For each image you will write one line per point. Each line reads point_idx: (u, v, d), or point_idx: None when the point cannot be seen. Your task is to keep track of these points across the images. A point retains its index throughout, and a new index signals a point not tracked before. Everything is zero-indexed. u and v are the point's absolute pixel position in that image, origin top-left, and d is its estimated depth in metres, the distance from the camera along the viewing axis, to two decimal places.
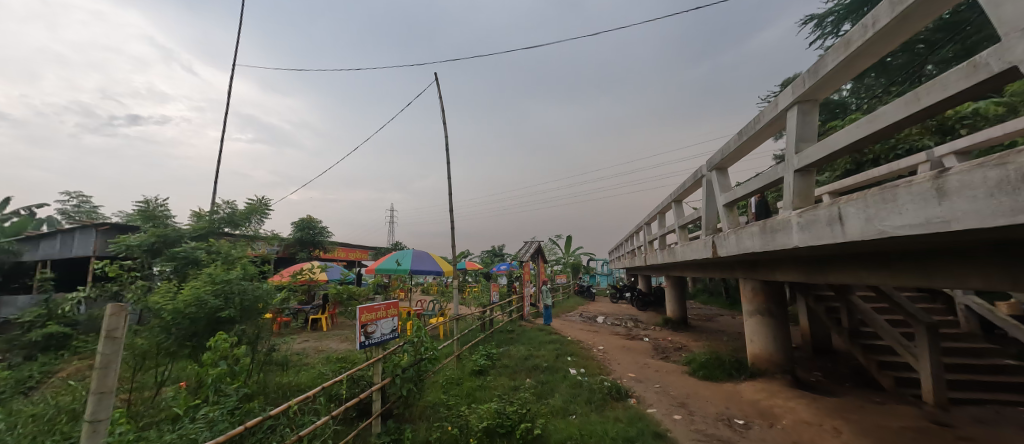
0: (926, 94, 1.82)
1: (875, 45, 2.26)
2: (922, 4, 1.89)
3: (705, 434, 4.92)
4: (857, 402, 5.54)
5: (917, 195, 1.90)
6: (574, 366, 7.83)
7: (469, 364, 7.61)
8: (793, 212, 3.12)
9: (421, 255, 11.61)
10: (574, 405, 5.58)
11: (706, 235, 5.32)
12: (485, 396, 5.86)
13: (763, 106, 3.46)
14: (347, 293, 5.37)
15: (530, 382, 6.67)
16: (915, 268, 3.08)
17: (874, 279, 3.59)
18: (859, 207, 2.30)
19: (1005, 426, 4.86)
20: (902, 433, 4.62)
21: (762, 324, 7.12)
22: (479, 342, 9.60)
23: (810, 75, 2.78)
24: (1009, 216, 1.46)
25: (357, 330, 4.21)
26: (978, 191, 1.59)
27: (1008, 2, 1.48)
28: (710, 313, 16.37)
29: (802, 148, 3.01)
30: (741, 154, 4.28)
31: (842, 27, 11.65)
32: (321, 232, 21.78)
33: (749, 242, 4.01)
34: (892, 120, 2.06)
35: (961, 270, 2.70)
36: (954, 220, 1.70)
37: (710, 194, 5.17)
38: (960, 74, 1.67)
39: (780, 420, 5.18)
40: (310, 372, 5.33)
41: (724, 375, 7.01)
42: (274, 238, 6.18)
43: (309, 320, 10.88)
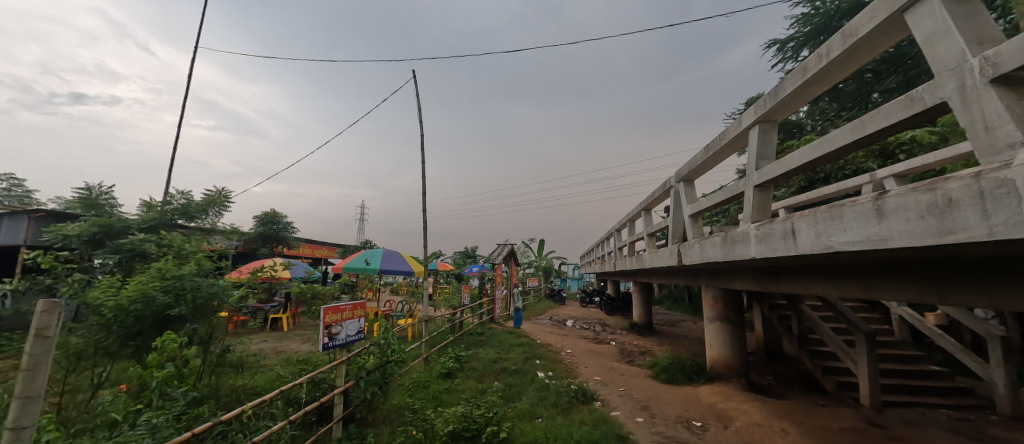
0: (869, 122, 1.99)
1: (828, 73, 2.43)
2: (868, 39, 2.06)
3: (665, 436, 5.09)
4: (804, 405, 5.89)
5: (860, 214, 2.05)
6: (542, 369, 7.89)
7: (436, 366, 7.52)
8: (752, 225, 3.30)
9: (391, 254, 11.35)
10: (540, 408, 5.63)
11: (672, 243, 5.51)
12: (453, 399, 5.80)
13: (728, 124, 3.66)
14: (310, 293, 5.14)
15: (499, 385, 6.66)
16: (856, 281, 3.33)
17: (821, 290, 3.85)
18: (810, 223, 2.46)
19: (930, 427, 5.30)
20: (841, 433, 4.95)
21: (721, 330, 7.46)
22: (448, 344, 9.49)
23: (771, 97, 2.97)
24: (937, 237, 1.61)
25: (320, 331, 4.07)
26: (911, 213, 1.74)
27: (940, 43, 1.63)
28: (674, 318, 16.95)
29: (762, 165, 3.19)
30: (707, 167, 4.49)
31: (800, 53, 12.53)
32: (285, 228, 20.88)
33: (712, 251, 4.20)
34: (839, 144, 2.23)
35: (895, 283, 2.95)
36: (891, 238, 1.85)
37: (678, 205, 5.36)
38: (898, 106, 1.82)
39: (734, 421, 5.43)
40: (268, 375, 5.09)
41: (684, 379, 7.28)
42: (234, 232, 5.87)
43: (268, 320, 10.38)
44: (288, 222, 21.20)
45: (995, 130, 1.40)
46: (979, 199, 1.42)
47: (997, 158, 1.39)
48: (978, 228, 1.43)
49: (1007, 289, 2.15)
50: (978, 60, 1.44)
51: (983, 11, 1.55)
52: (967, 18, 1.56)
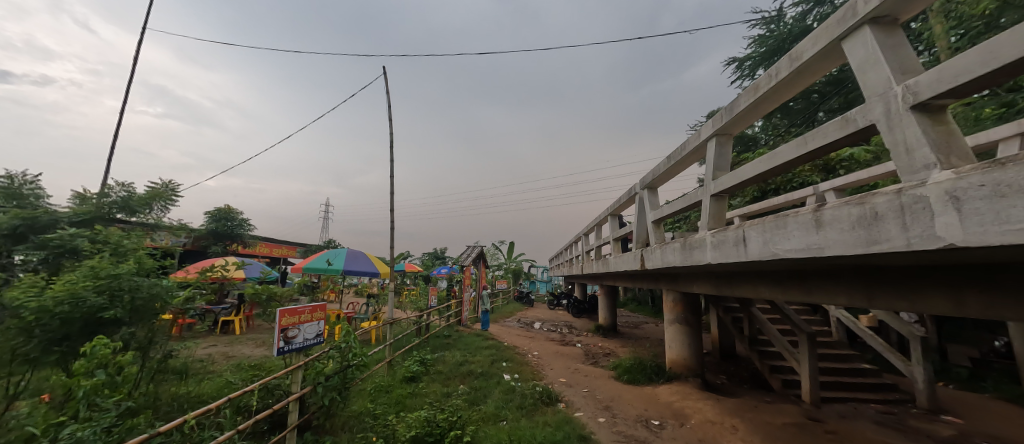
0: (811, 140, 2.16)
1: (777, 92, 2.61)
2: (811, 63, 2.24)
3: (625, 435, 5.24)
4: (753, 402, 6.25)
5: (801, 224, 2.22)
6: (508, 372, 7.90)
7: (401, 370, 7.37)
8: (708, 232, 3.48)
9: (356, 255, 10.98)
10: (505, 411, 5.63)
11: (636, 247, 5.70)
12: (417, 403, 5.69)
13: (688, 135, 3.85)
14: (266, 295, 4.85)
15: (464, 388, 6.60)
16: (798, 286, 3.60)
17: (768, 293, 4.13)
18: (758, 231, 2.63)
19: (861, 420, 5.77)
20: (784, 428, 5.29)
21: (680, 332, 7.77)
22: (414, 347, 9.31)
23: (727, 112, 3.16)
24: (865, 247, 1.77)
25: (275, 335, 3.86)
26: (844, 224, 1.90)
27: (871, 71, 1.79)
28: (637, 321, 17.50)
29: (719, 175, 3.38)
30: (669, 176, 4.70)
31: (755, 72, 13.38)
32: (240, 225, 19.69)
33: (671, 256, 4.39)
34: (785, 159, 2.41)
35: (830, 288, 3.22)
36: (827, 247, 2.02)
37: (642, 211, 5.56)
38: (834, 126, 1.99)
39: (690, 419, 5.67)
40: (216, 382, 4.77)
41: (645, 379, 7.52)
42: (182, 228, 5.48)
43: (218, 322, 9.75)
44: (243, 220, 20.04)
45: (913, 152, 1.56)
46: (899, 213, 1.58)
47: (914, 177, 1.55)
48: (899, 239, 1.59)
49: (921, 294, 2.41)
50: (901, 88, 1.60)
51: (906, 45, 1.72)
52: (892, 50, 1.73)
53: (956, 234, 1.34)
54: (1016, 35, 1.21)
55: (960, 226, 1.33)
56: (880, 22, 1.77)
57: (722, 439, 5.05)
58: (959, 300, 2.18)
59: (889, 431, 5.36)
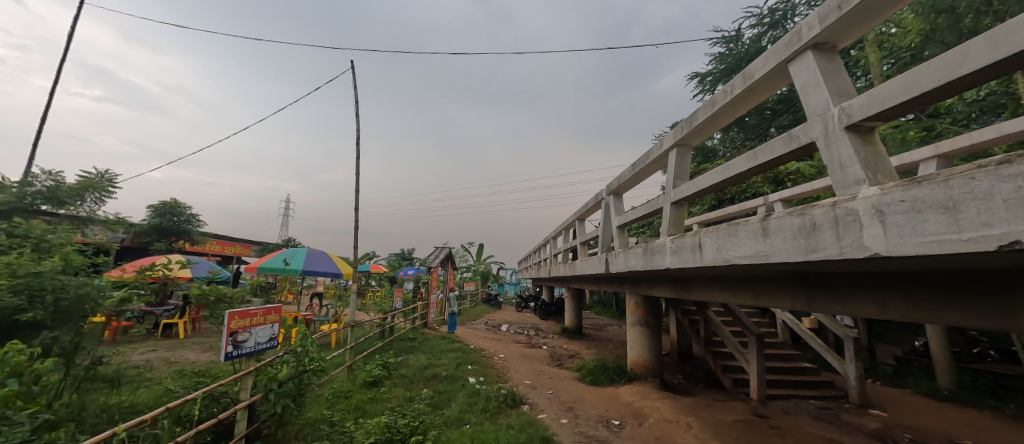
0: (760, 154, 2.31)
1: (732, 107, 2.77)
2: (762, 81, 2.39)
3: (587, 436, 5.33)
4: (706, 401, 6.56)
5: (750, 232, 2.37)
6: (473, 375, 7.83)
7: (361, 375, 7.12)
8: (667, 238, 3.63)
9: (317, 254, 10.53)
10: (468, 414, 5.57)
11: (601, 251, 5.84)
12: (377, 409, 5.51)
13: (651, 144, 4.00)
14: (215, 296, 4.52)
15: (428, 392, 6.48)
16: (748, 290, 3.83)
17: (722, 297, 4.36)
18: (713, 238, 2.77)
19: (801, 415, 6.20)
20: (734, 424, 5.58)
21: (641, 333, 8.02)
22: (376, 351, 9.03)
23: (687, 124, 3.31)
24: (804, 254, 1.92)
25: (222, 340, 3.62)
26: (787, 233, 2.03)
27: (812, 92, 1.94)
28: (602, 323, 17.91)
29: (678, 184, 3.53)
30: (634, 183, 4.85)
31: (715, 87, 14.14)
32: (187, 221, 18.33)
33: (634, 260, 4.53)
34: (737, 170, 2.55)
35: (776, 292, 3.45)
36: (773, 254, 2.17)
37: (607, 216, 5.71)
38: (781, 142, 2.14)
39: (648, 418, 5.87)
40: (153, 391, 4.40)
41: (607, 380, 7.70)
42: (119, 223, 5.01)
43: (160, 326, 9.02)
44: (192, 215, 18.69)
45: (846, 168, 1.70)
46: (833, 225, 1.72)
47: (847, 192, 1.70)
48: (833, 248, 1.73)
49: (852, 299, 2.63)
50: (837, 110, 1.75)
51: (842, 70, 1.88)
52: (830, 75, 1.89)
53: (880, 244, 1.47)
54: (934, 66, 1.35)
55: (884, 237, 1.46)
56: (821, 48, 1.92)
57: (678, 437, 5.26)
58: (884, 305, 2.40)
59: (824, 425, 5.80)
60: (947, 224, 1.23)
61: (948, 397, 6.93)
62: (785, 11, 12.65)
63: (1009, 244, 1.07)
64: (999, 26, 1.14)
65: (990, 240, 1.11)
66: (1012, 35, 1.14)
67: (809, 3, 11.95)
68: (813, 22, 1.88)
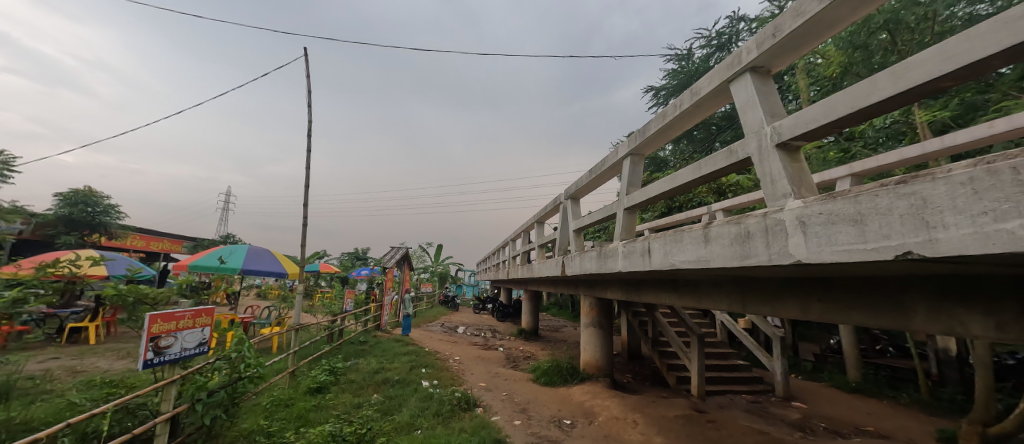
0: (704, 165, 2.47)
1: (680, 121, 2.94)
2: (707, 98, 2.56)
3: (539, 436, 5.40)
4: (652, 398, 6.89)
5: (694, 238, 2.52)
6: (426, 378, 7.65)
7: (306, 381, 6.71)
8: (620, 243, 3.77)
9: (259, 252, 9.81)
10: (420, 419, 5.43)
11: (558, 254, 5.96)
12: (321, 417, 5.22)
13: (608, 153, 4.15)
14: (135, 297, 4.06)
15: (378, 397, 6.24)
16: (691, 292, 4.07)
17: (667, 299, 4.61)
18: (661, 243, 2.92)
19: (734, 409, 6.69)
20: (676, 419, 5.90)
21: (594, 334, 8.25)
22: (322, 355, 8.56)
23: (641, 134, 3.46)
24: (740, 260, 2.07)
25: (141, 346, 3.26)
26: (725, 240, 2.19)
27: (749, 111, 2.11)
28: (557, 324, 18.26)
29: (631, 191, 3.68)
30: (591, 188, 5.01)
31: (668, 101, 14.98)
32: (104, 212, 16.27)
33: (589, 263, 4.67)
34: (684, 180, 2.71)
35: (715, 295, 3.70)
36: (712, 260, 2.32)
37: (565, 220, 5.83)
38: (721, 156, 2.30)
39: (598, 417, 6.06)
40: (53, 405, 3.85)
41: (560, 381, 7.85)
42: (16, 212, 4.34)
43: (65, 330, 7.94)
44: (110, 205, 16.67)
45: (776, 182, 1.86)
46: (763, 233, 1.88)
47: (775, 204, 1.86)
48: (763, 255, 1.88)
49: (779, 301, 2.88)
50: (770, 129, 1.91)
51: (775, 93, 2.06)
52: (765, 97, 2.06)
53: (802, 252, 1.63)
54: (849, 94, 1.51)
55: (805, 245, 1.61)
56: (758, 71, 2.09)
57: (625, 434, 5.47)
58: (805, 307, 2.65)
59: (754, 418, 6.30)
60: (855, 235, 1.38)
61: (856, 388, 7.81)
62: (730, 35, 13.71)
63: (903, 254, 1.22)
64: (900, 62, 1.31)
65: (889, 249, 1.26)
66: (908, 71, 1.31)
67: (751, 29, 13.05)
68: (752, 47, 2.04)
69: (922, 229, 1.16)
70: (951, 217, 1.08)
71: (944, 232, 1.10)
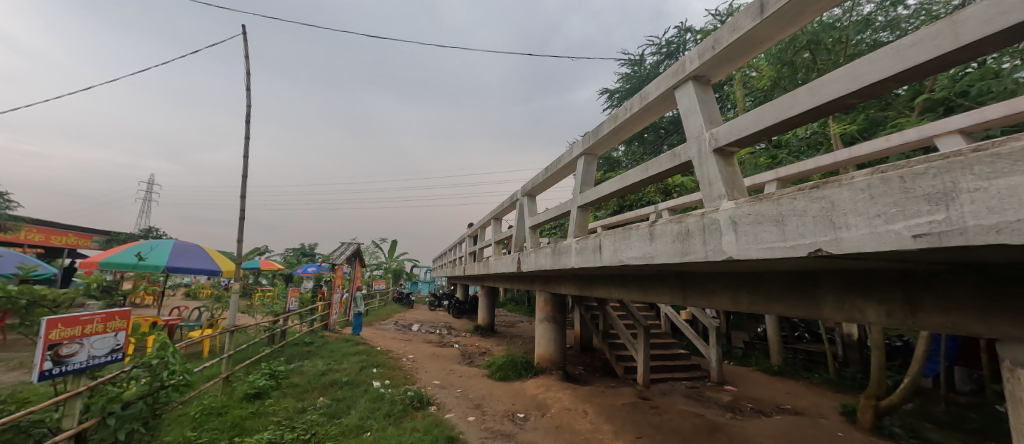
0: (651, 167, 2.60)
1: (630, 124, 3.07)
2: (655, 103, 2.69)
3: (492, 431, 5.43)
4: (601, 388, 7.18)
5: (640, 236, 2.65)
6: (378, 378, 7.40)
7: (242, 387, 6.23)
8: (573, 240, 3.88)
9: (187, 248, 8.93)
10: (370, 421, 5.24)
11: (513, 251, 6.00)
12: (259, 424, 4.87)
13: (563, 151, 4.24)
14: (29, 300, 3.53)
15: (324, 400, 5.95)
16: (638, 287, 4.29)
17: (617, 293, 4.82)
18: (611, 241, 3.04)
19: (675, 395, 7.17)
20: (622, 407, 6.20)
21: (548, 329, 8.43)
22: (262, 359, 7.98)
23: (594, 135, 3.58)
24: (680, 256, 2.21)
25: (37, 355, 2.84)
26: (668, 238, 2.32)
27: (691, 117, 2.24)
28: (513, 320, 18.46)
29: (584, 190, 3.79)
30: (546, 186, 5.10)
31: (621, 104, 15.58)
32: None
33: (543, 260, 4.76)
34: (632, 180, 2.84)
35: (659, 289, 3.93)
36: (657, 256, 2.45)
37: (521, 217, 5.88)
38: (666, 159, 2.44)
39: (550, 409, 6.21)
40: None
41: (515, 375, 7.94)
42: None
43: None
44: None
45: (713, 185, 2.01)
46: (701, 232, 2.02)
47: (712, 205, 2.00)
48: (701, 252, 2.03)
49: (715, 294, 3.11)
50: (708, 135, 2.05)
51: (713, 102, 2.21)
52: (705, 104, 2.20)
53: (733, 249, 1.77)
54: (775, 106, 1.66)
55: (736, 243, 1.76)
56: (699, 80, 2.24)
57: (575, 424, 5.65)
58: (735, 299, 2.89)
59: (692, 402, 6.78)
60: (776, 234, 1.53)
61: (778, 371, 8.68)
62: (678, 44, 14.51)
63: (815, 251, 1.37)
64: (817, 79, 1.46)
65: (804, 247, 1.40)
66: (824, 88, 1.46)
67: (697, 40, 13.90)
68: (694, 57, 2.18)
69: (829, 229, 1.31)
70: (852, 219, 1.23)
71: (847, 232, 1.24)
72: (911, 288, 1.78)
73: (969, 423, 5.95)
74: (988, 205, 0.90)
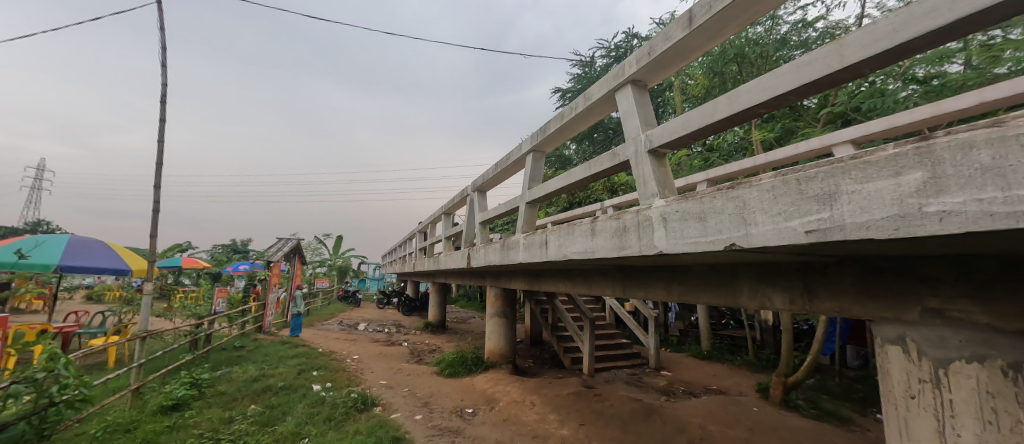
0: (594, 165, 2.70)
1: (576, 123, 3.16)
2: (598, 103, 2.80)
3: (440, 428, 5.37)
4: (548, 380, 7.38)
5: (584, 231, 2.74)
6: (318, 382, 7.00)
7: (157, 399, 5.59)
8: (522, 235, 3.94)
9: (86, 243, 7.80)
10: (308, 427, 4.95)
11: (464, 247, 5.95)
12: (176, 439, 4.42)
13: (512, 148, 4.27)
14: None
15: (256, 408, 5.52)
16: (583, 280, 4.46)
17: (564, 287, 4.97)
18: (556, 236, 3.13)
19: (617, 382, 7.57)
20: (568, 396, 6.42)
21: (498, 324, 8.49)
22: (182, 366, 7.21)
23: (542, 132, 3.63)
24: (618, 251, 2.33)
25: None
26: (608, 233, 2.43)
27: (630, 119, 2.36)
28: (465, 316, 18.38)
29: (532, 186, 3.85)
30: (496, 182, 5.11)
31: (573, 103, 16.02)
32: None
33: (492, 256, 4.78)
34: (577, 178, 2.94)
35: (601, 282, 4.12)
36: (598, 251, 2.56)
37: (471, 212, 5.84)
38: (607, 158, 2.54)
39: (498, 403, 6.28)
40: None
41: (464, 371, 7.91)
42: None
43: None
44: None
45: (647, 183, 2.13)
46: (636, 228, 2.14)
47: (646, 202, 2.12)
48: (636, 247, 2.15)
49: (651, 286, 3.31)
50: (644, 137, 2.17)
51: (649, 105, 2.35)
52: (642, 108, 2.33)
53: (663, 244, 1.89)
54: (701, 111, 1.80)
55: (666, 238, 1.88)
56: (637, 84, 2.36)
57: (523, 416, 5.77)
58: (668, 289, 3.10)
59: (632, 388, 7.20)
60: (699, 230, 1.66)
61: (707, 356, 9.49)
62: (626, 49, 15.19)
63: (730, 245, 1.51)
64: (734, 89, 1.60)
65: (721, 241, 1.54)
66: (740, 97, 1.61)
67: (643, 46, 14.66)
68: (632, 62, 2.29)
69: (741, 226, 1.45)
70: (759, 217, 1.37)
71: (755, 228, 1.39)
72: (809, 277, 2.03)
73: (856, 393, 6.94)
74: (861, 204, 1.05)
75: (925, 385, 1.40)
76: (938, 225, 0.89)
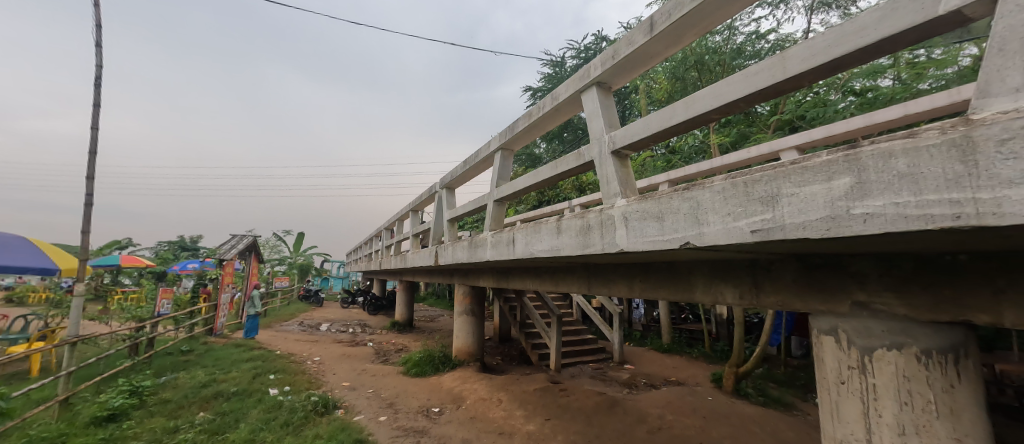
0: (561, 164, 2.74)
1: (543, 122, 3.20)
2: (566, 103, 2.84)
3: (405, 428, 5.28)
4: (515, 376, 7.44)
5: (549, 229, 2.78)
6: (276, 386, 6.67)
7: (90, 409, 5.12)
8: (490, 233, 3.93)
9: (4, 238, 7.00)
10: (263, 434, 4.72)
11: (432, 244, 5.87)
12: None
13: (481, 145, 4.25)
14: None
15: (205, 415, 5.19)
16: (550, 278, 4.52)
17: (531, 284, 5.02)
18: (523, 234, 3.15)
19: (583, 377, 7.76)
20: (534, 392, 6.49)
21: (466, 322, 8.45)
22: (120, 373, 6.63)
23: (510, 130, 3.64)
24: (582, 248, 2.38)
25: None
26: (573, 231, 2.48)
27: (595, 120, 2.41)
28: (433, 314, 18.12)
29: (501, 184, 3.85)
30: (465, 179, 5.08)
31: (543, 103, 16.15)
32: None
33: (460, 253, 4.74)
34: (544, 176, 2.97)
35: (568, 279, 4.19)
36: (563, 248, 2.60)
37: (439, 209, 5.76)
38: (573, 158, 2.59)
39: (465, 401, 6.26)
40: None
41: (432, 370, 7.82)
42: None
43: None
44: None
45: (610, 183, 2.19)
46: (599, 227, 2.19)
47: (609, 201, 2.18)
48: (599, 245, 2.21)
49: (615, 283, 3.41)
50: (608, 137, 2.22)
51: (613, 107, 2.41)
52: (606, 109, 2.39)
53: (624, 242, 1.96)
54: (660, 114, 1.87)
55: (627, 237, 1.95)
56: (602, 86, 2.42)
57: (490, 413, 5.79)
58: (630, 285, 3.21)
59: (597, 382, 7.41)
60: (657, 229, 1.73)
61: (667, 349, 9.93)
62: (595, 51, 15.51)
63: (685, 243, 1.59)
64: (691, 94, 1.68)
65: (677, 240, 1.62)
66: (695, 103, 1.69)
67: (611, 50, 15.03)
68: (598, 64, 2.34)
69: (695, 225, 1.53)
70: (711, 217, 1.45)
71: (707, 227, 1.46)
72: (756, 273, 2.17)
73: (798, 380, 7.51)
74: (799, 206, 1.14)
75: (852, 371, 1.54)
76: (863, 225, 0.98)
